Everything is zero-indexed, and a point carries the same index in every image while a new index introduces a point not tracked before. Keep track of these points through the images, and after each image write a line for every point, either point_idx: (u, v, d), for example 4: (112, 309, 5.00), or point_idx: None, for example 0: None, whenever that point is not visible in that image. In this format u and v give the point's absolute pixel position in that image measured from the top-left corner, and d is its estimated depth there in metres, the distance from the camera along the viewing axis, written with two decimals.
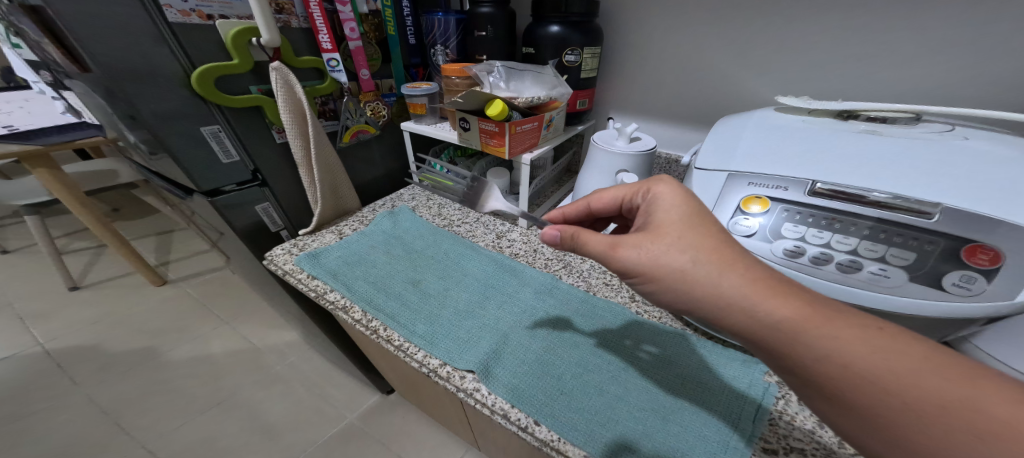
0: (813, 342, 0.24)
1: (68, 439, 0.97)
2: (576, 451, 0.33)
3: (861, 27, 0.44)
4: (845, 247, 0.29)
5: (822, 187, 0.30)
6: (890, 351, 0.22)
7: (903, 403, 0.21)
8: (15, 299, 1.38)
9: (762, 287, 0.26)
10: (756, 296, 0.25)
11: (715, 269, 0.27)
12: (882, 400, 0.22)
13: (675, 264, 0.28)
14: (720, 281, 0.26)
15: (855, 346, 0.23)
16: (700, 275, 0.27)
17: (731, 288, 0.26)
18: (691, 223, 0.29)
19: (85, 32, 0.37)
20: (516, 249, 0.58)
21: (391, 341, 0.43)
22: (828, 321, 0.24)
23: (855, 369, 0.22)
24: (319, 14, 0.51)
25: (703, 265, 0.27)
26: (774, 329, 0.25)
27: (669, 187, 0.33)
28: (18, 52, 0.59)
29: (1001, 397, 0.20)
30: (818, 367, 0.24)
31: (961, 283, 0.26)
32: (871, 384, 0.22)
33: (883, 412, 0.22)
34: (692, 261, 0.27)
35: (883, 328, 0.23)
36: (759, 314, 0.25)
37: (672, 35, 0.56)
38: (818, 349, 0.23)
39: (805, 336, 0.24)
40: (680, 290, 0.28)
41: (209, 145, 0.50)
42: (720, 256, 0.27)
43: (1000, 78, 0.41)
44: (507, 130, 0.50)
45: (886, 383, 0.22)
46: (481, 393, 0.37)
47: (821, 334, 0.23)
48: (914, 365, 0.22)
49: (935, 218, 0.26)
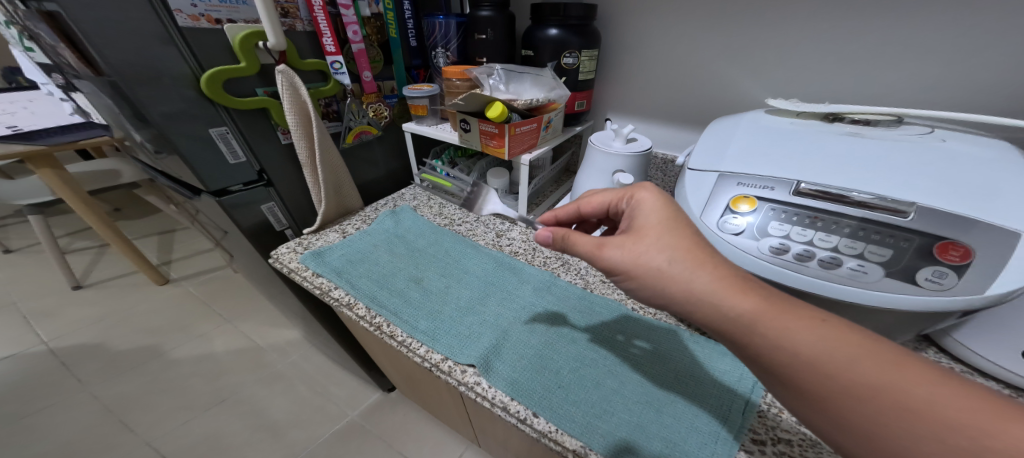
0: (770, 334, 0.26)
1: (74, 436, 0.98)
2: (574, 441, 0.34)
3: (848, 31, 0.46)
4: (827, 244, 0.30)
5: (806, 187, 0.31)
6: (832, 341, 0.25)
7: (845, 388, 0.24)
8: (19, 298, 1.39)
9: (730, 283, 0.27)
10: (727, 293, 0.27)
11: (688, 266, 0.29)
12: (827, 384, 0.24)
13: (654, 262, 0.30)
14: (692, 279, 0.28)
15: (807, 338, 0.25)
16: (677, 273, 0.29)
17: (703, 284, 0.28)
18: (670, 225, 0.31)
19: (99, 37, 0.38)
20: (515, 248, 0.59)
21: (394, 336, 0.45)
22: (784, 313, 0.26)
23: (803, 358, 0.25)
24: (323, 17, 0.53)
25: (678, 263, 0.29)
26: (750, 323, 0.26)
27: (651, 192, 0.35)
28: (28, 55, 0.60)
29: (923, 379, 0.23)
30: (779, 357, 0.26)
31: (934, 278, 0.27)
32: (820, 371, 0.24)
33: (828, 395, 0.24)
34: (668, 259, 0.29)
35: (827, 320, 0.25)
36: (724, 307, 0.27)
37: (667, 38, 0.58)
38: (773, 340, 0.26)
39: (764, 327, 0.26)
40: (659, 288, 0.30)
41: (217, 146, 0.52)
42: (694, 255, 0.29)
43: (980, 81, 0.42)
44: (506, 132, 0.52)
45: (830, 370, 0.24)
46: (481, 387, 0.39)
47: (777, 327, 0.26)
48: (854, 352, 0.24)
49: (910, 216, 0.28)
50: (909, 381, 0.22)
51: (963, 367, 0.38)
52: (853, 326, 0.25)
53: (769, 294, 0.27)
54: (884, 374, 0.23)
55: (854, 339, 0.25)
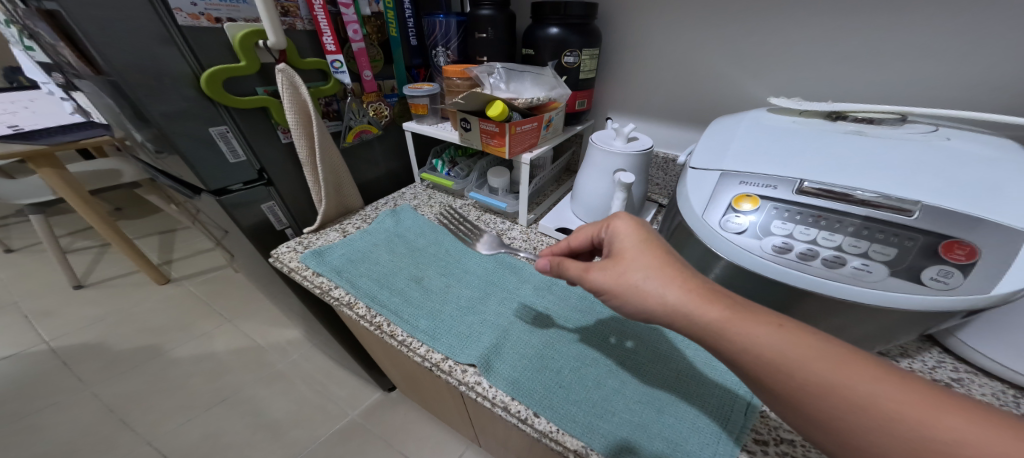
0: (734, 337, 0.27)
1: (75, 436, 0.98)
2: (575, 442, 0.34)
3: (851, 29, 0.46)
4: (831, 243, 0.30)
5: (809, 185, 0.31)
6: (791, 344, 0.25)
7: (805, 388, 0.25)
8: (21, 298, 1.39)
9: (700, 295, 0.28)
10: (699, 306, 0.28)
11: (660, 282, 0.30)
12: (786, 383, 0.25)
13: (633, 282, 0.31)
14: (665, 293, 0.29)
15: (767, 342, 0.26)
16: (652, 288, 0.30)
17: (675, 298, 0.29)
18: (646, 246, 0.32)
19: (97, 35, 0.38)
20: (516, 247, 0.59)
21: (394, 336, 0.45)
22: (745, 318, 0.27)
23: (766, 361, 0.26)
24: (323, 16, 0.52)
25: (652, 279, 0.30)
26: (721, 326, 0.27)
27: (626, 216, 0.36)
28: (28, 54, 0.60)
29: (869, 377, 0.24)
30: (744, 359, 0.27)
31: (939, 277, 0.27)
32: (781, 372, 0.25)
33: (790, 393, 0.25)
34: (642, 278, 0.30)
35: (783, 325, 0.26)
36: (693, 317, 0.28)
37: (668, 37, 0.57)
38: (739, 345, 0.27)
39: (730, 333, 0.27)
40: (638, 303, 0.31)
41: (218, 146, 0.52)
42: (665, 269, 0.30)
43: (985, 79, 0.42)
44: (507, 131, 0.51)
45: (791, 372, 0.25)
46: (482, 387, 0.39)
47: (741, 331, 0.27)
48: (807, 354, 0.25)
49: (915, 215, 0.28)
50: (858, 379, 0.24)
51: (967, 367, 0.38)
52: (809, 328, 0.26)
53: (731, 302, 0.28)
54: (838, 373, 0.24)
55: (812, 342, 0.25)
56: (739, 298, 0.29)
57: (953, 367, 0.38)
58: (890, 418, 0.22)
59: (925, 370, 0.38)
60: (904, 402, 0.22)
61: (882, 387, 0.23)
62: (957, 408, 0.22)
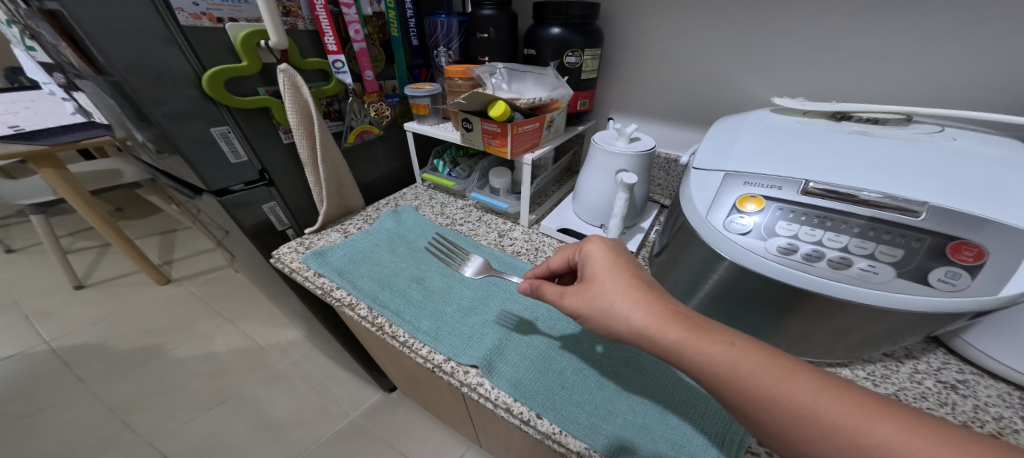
0: (691, 356, 0.27)
1: (75, 436, 0.98)
2: (577, 443, 0.34)
3: (854, 28, 0.45)
4: (836, 244, 0.29)
5: (814, 186, 0.31)
6: (740, 360, 0.26)
7: (753, 401, 0.25)
8: (22, 297, 1.39)
9: (662, 316, 0.29)
10: (661, 328, 0.29)
11: (626, 304, 0.30)
12: (740, 398, 0.26)
13: (604, 306, 0.31)
14: (631, 316, 0.30)
15: (720, 358, 0.26)
16: (618, 310, 0.31)
17: (639, 320, 0.29)
18: (616, 270, 0.33)
19: (98, 35, 0.38)
20: (517, 247, 0.59)
21: (396, 337, 0.44)
22: (699, 336, 0.28)
23: (721, 376, 0.26)
24: (325, 16, 0.52)
25: (619, 303, 0.31)
26: (680, 345, 0.28)
27: (598, 242, 0.36)
28: (30, 54, 0.60)
29: (809, 387, 0.24)
30: (703, 377, 0.27)
31: (947, 279, 0.27)
32: (733, 387, 0.26)
33: (747, 408, 0.26)
34: (609, 302, 0.31)
35: (735, 343, 0.27)
36: (655, 337, 0.29)
37: (671, 36, 0.57)
38: (695, 362, 0.27)
39: (688, 352, 0.27)
40: (609, 325, 0.31)
41: (219, 146, 0.51)
42: (630, 292, 0.31)
43: (988, 79, 0.42)
44: (509, 131, 0.51)
45: (741, 387, 0.26)
46: (484, 388, 0.38)
47: (697, 349, 0.27)
48: (756, 370, 0.25)
49: (921, 216, 0.28)
50: (798, 391, 0.24)
51: (972, 369, 0.38)
52: (758, 342, 0.27)
53: (682, 320, 0.29)
54: (782, 385, 0.25)
55: (757, 355, 0.26)
56: (696, 314, 0.30)
57: (958, 368, 0.38)
58: (827, 428, 0.23)
59: (930, 371, 0.38)
60: (838, 412, 0.23)
61: (821, 399, 0.24)
62: (894, 417, 0.22)
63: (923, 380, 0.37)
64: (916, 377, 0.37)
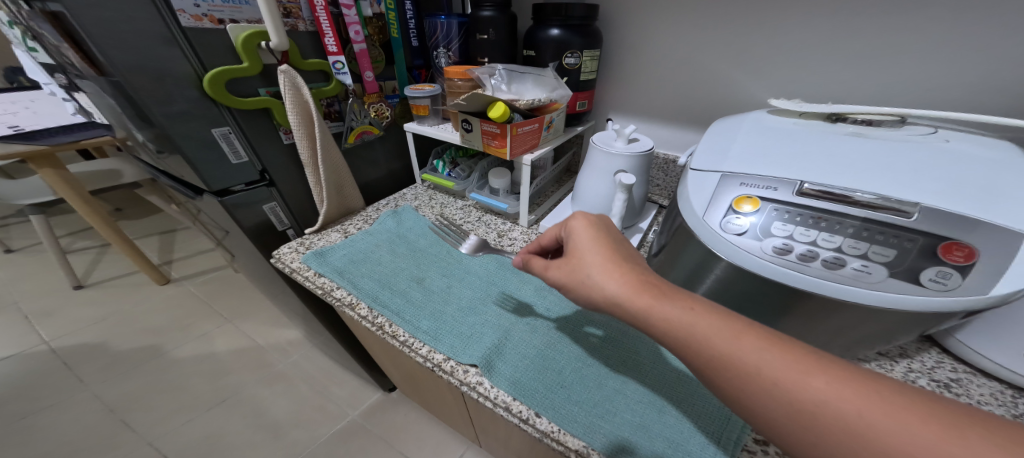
0: (652, 318, 0.28)
1: (75, 436, 0.99)
2: (576, 441, 0.34)
3: (850, 30, 0.46)
4: (831, 245, 0.30)
5: (809, 187, 0.31)
6: (696, 322, 0.27)
7: (705, 359, 0.27)
8: (21, 297, 1.40)
9: (633, 285, 0.30)
10: (631, 297, 0.29)
11: (602, 275, 0.31)
12: (695, 357, 0.27)
13: (583, 278, 0.32)
14: (604, 285, 0.31)
15: (678, 320, 0.28)
16: (594, 281, 0.31)
17: (612, 290, 0.30)
18: (596, 243, 0.34)
19: (101, 37, 0.38)
20: (517, 248, 0.59)
21: (396, 337, 0.45)
22: (661, 300, 0.29)
23: (678, 336, 0.27)
24: (325, 17, 0.53)
25: (596, 274, 0.31)
26: (643, 309, 0.29)
27: (581, 217, 0.37)
28: (32, 55, 0.60)
29: (756, 346, 0.26)
30: (663, 338, 0.28)
31: (938, 279, 0.27)
32: (689, 347, 0.27)
33: (701, 368, 0.27)
34: (587, 274, 0.32)
35: (694, 308, 0.28)
36: (622, 303, 0.30)
37: (670, 38, 0.58)
38: (657, 324, 0.28)
39: (651, 316, 0.28)
40: (585, 296, 0.32)
41: (220, 147, 0.52)
42: (607, 263, 0.32)
43: (981, 81, 0.42)
44: (508, 132, 0.52)
45: (696, 348, 0.27)
46: (483, 387, 0.39)
47: (657, 312, 0.28)
48: (709, 331, 0.27)
49: (914, 217, 0.28)
50: (746, 350, 0.26)
51: (966, 367, 0.38)
52: (714, 307, 0.28)
53: (645, 285, 0.30)
54: (733, 345, 0.26)
55: (711, 318, 0.27)
56: (663, 282, 0.31)
57: (952, 367, 0.38)
58: (770, 383, 0.24)
59: (924, 371, 0.38)
60: (781, 369, 0.24)
61: (767, 357, 0.25)
62: (828, 371, 0.24)
63: (917, 379, 0.37)
64: (910, 376, 0.38)
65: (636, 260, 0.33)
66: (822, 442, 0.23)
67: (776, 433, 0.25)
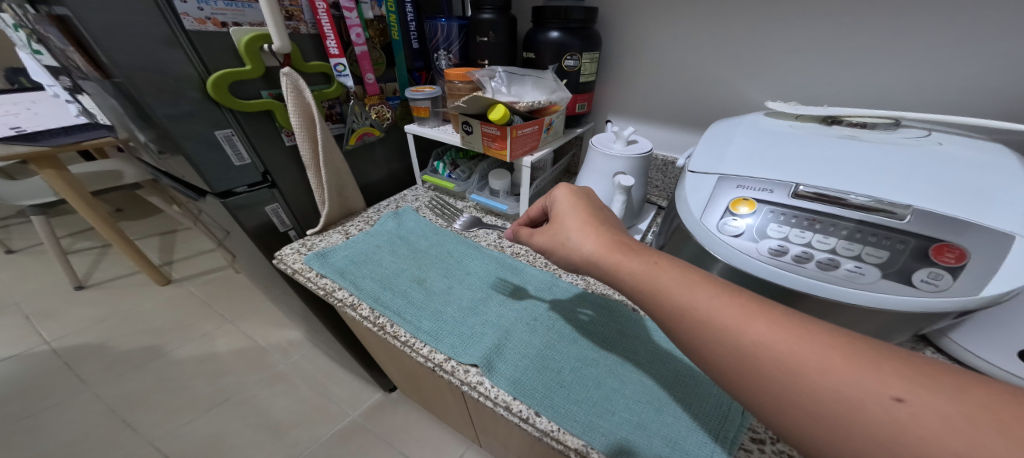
0: (617, 271, 0.30)
1: (77, 436, 0.99)
2: (575, 440, 0.35)
3: (846, 32, 0.46)
4: (825, 247, 0.30)
5: (805, 190, 0.32)
6: (656, 273, 0.29)
7: (663, 309, 0.28)
8: (22, 298, 1.40)
9: (606, 244, 0.31)
10: (603, 255, 0.31)
11: (578, 236, 0.33)
12: (654, 307, 0.28)
13: (562, 240, 0.34)
14: (580, 244, 0.33)
15: (639, 272, 0.29)
16: (571, 242, 0.33)
17: (587, 249, 0.32)
18: (576, 207, 0.35)
19: (107, 41, 0.39)
20: (517, 249, 0.60)
21: (397, 337, 0.45)
22: (626, 255, 0.30)
23: (638, 286, 0.29)
24: (327, 20, 0.53)
25: (573, 236, 0.33)
26: (610, 264, 0.30)
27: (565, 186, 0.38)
28: (35, 57, 0.61)
29: (711, 295, 0.26)
30: (626, 289, 0.30)
31: (929, 280, 0.28)
32: (649, 297, 0.28)
33: (662, 318, 0.28)
34: (565, 236, 0.34)
35: (656, 261, 0.29)
36: (594, 259, 0.31)
37: (668, 40, 0.58)
38: (623, 277, 0.30)
39: (618, 271, 0.30)
40: (563, 255, 0.34)
41: (223, 148, 0.52)
42: (584, 225, 0.33)
43: (975, 84, 0.43)
44: (508, 134, 0.52)
45: (650, 295, 0.28)
46: (484, 386, 0.39)
47: (622, 266, 0.30)
48: (668, 281, 0.28)
49: (906, 219, 0.29)
50: (700, 299, 0.26)
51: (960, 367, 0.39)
52: (678, 262, 0.29)
53: (615, 242, 0.31)
54: (688, 294, 0.27)
55: (672, 271, 0.28)
56: (634, 241, 0.32)
57: None
58: (721, 330, 0.25)
59: None
60: (732, 316, 0.25)
61: (720, 305, 0.26)
62: (778, 320, 0.24)
63: None
64: None
65: (615, 225, 0.35)
66: (755, 381, 0.23)
67: (721, 377, 0.25)
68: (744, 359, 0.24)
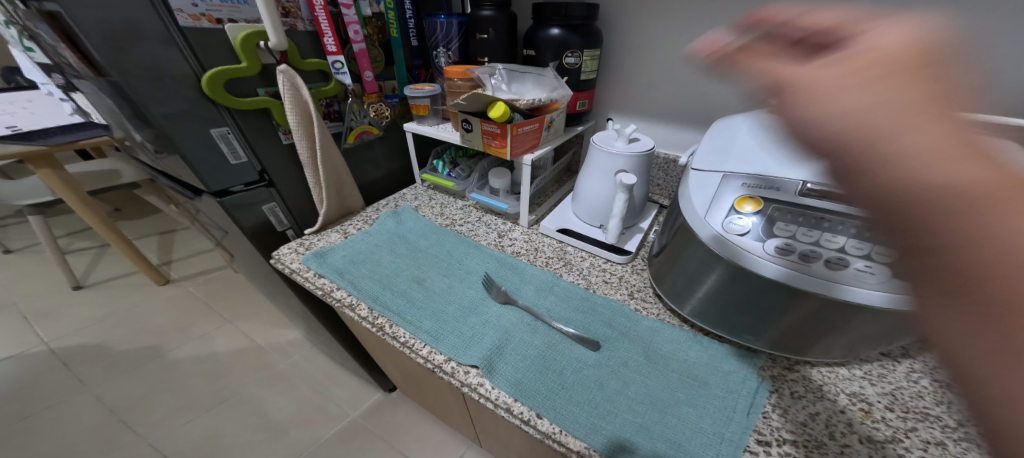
0: (915, 169, 0.20)
1: (75, 436, 0.98)
2: (577, 443, 0.34)
3: None
4: (833, 245, 0.30)
5: (812, 187, 0.31)
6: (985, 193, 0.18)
7: (944, 231, 0.19)
8: (20, 299, 1.39)
9: (937, 128, 0.20)
10: (911, 143, 0.20)
11: (893, 105, 0.21)
12: (936, 229, 0.19)
13: (851, 102, 0.22)
14: (883, 115, 0.21)
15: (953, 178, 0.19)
16: (861, 110, 0.21)
17: (888, 124, 0.20)
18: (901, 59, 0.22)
19: (99, 38, 0.38)
20: (517, 248, 0.59)
21: (396, 338, 0.45)
22: (951, 146, 0.19)
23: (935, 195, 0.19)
24: (324, 17, 0.52)
25: (878, 97, 0.21)
26: (913, 154, 0.20)
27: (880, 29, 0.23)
28: (29, 55, 0.60)
29: None
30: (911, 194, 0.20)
31: None
32: (943, 217, 0.19)
33: (941, 243, 0.19)
34: (860, 97, 0.22)
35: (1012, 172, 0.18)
36: (891, 136, 0.20)
37: (670, 37, 0.58)
38: (920, 184, 0.19)
39: (922, 165, 0.19)
40: (831, 118, 0.22)
41: (219, 147, 0.52)
42: (906, 88, 0.21)
43: None
44: (509, 132, 0.51)
45: (906, 184, 0.20)
46: (484, 388, 0.39)
47: (931, 160, 0.19)
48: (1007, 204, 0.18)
49: None
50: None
51: None
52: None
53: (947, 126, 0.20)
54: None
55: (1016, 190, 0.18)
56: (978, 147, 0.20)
57: None
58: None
59: (925, 371, 0.38)
60: None
61: None
62: None
63: (919, 379, 0.37)
64: (912, 376, 0.38)
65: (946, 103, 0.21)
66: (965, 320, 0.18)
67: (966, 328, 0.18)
68: (926, 254, 0.20)
